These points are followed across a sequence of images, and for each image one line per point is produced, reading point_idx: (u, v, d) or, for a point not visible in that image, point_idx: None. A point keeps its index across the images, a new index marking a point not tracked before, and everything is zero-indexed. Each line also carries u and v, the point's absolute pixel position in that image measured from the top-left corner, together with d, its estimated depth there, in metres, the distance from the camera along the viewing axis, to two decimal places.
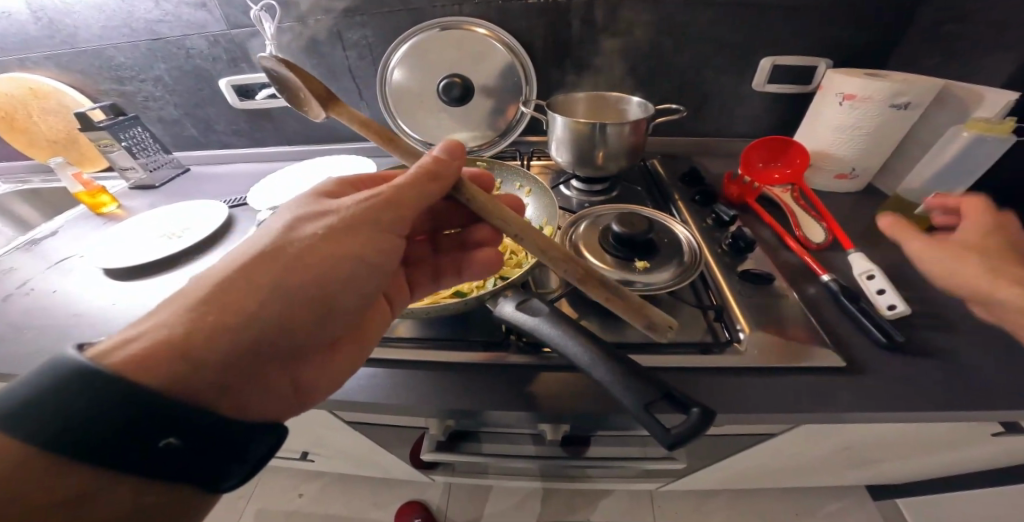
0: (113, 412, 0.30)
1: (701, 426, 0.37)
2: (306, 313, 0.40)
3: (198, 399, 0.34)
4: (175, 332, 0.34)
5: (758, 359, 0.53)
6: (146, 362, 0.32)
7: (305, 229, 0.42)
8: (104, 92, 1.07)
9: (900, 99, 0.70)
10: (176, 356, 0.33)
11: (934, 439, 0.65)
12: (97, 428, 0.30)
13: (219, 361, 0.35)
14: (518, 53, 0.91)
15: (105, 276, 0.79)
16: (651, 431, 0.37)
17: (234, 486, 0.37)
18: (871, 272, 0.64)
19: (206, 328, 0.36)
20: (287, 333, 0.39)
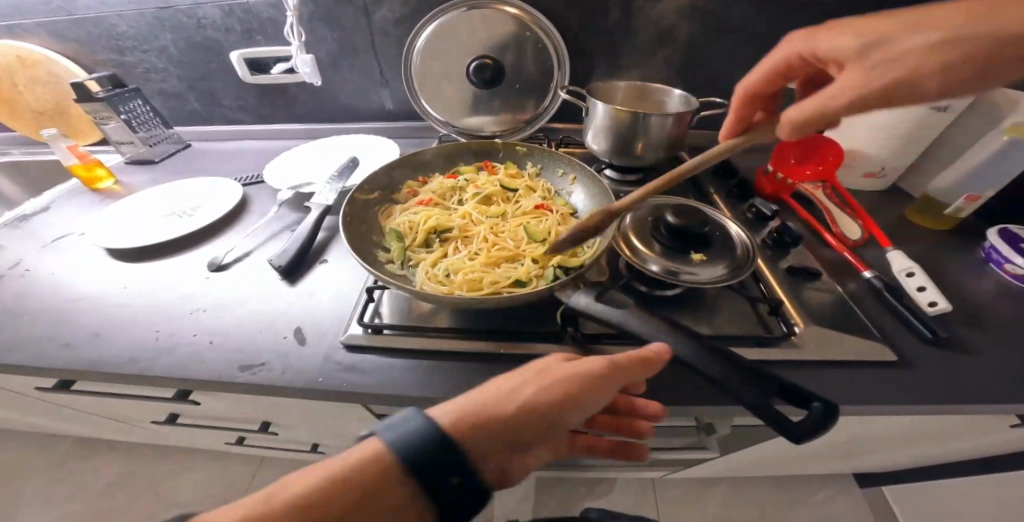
0: (426, 457, 0.29)
1: (828, 420, 0.35)
2: (591, 402, 0.35)
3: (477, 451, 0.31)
4: (463, 410, 0.33)
5: (817, 354, 0.54)
6: (434, 444, 0.30)
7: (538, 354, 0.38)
8: (99, 63, 1.02)
9: (939, 103, 0.72)
10: (469, 429, 0.32)
11: (956, 432, 0.67)
12: (415, 465, 0.29)
13: (494, 438, 0.32)
14: (552, 36, 0.88)
15: (108, 256, 0.73)
16: (776, 430, 0.35)
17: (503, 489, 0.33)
18: (911, 270, 0.66)
19: (495, 401, 0.34)
20: (568, 420, 0.35)
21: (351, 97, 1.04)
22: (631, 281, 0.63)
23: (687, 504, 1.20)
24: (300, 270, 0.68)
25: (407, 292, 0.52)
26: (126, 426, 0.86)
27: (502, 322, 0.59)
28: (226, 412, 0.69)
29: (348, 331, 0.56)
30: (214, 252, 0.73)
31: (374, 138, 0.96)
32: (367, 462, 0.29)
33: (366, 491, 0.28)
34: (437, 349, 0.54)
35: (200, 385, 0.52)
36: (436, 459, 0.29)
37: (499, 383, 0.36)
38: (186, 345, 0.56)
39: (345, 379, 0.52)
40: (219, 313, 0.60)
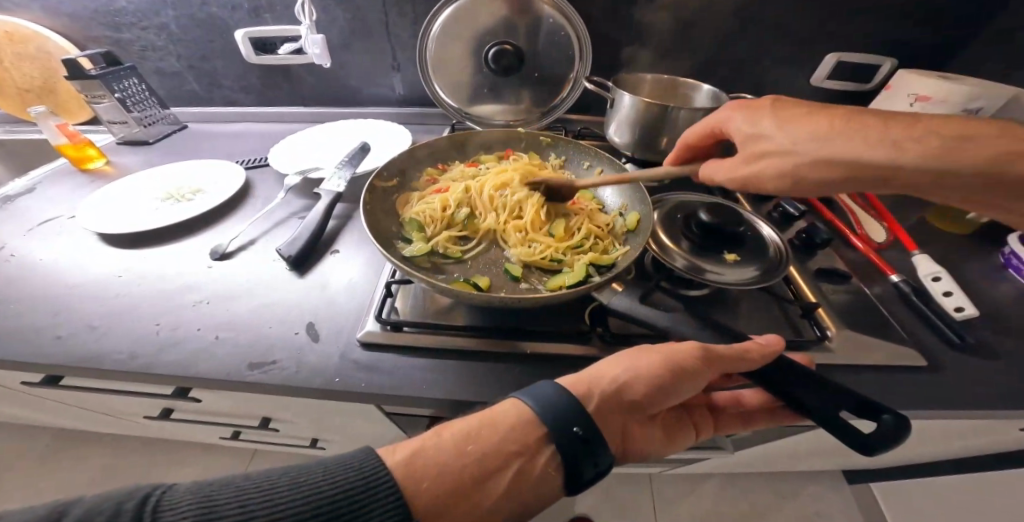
0: (464, 462, 0.32)
1: (899, 433, 0.35)
2: (696, 384, 0.37)
3: (510, 463, 0.33)
4: (582, 378, 0.37)
5: (851, 359, 0.53)
6: (569, 406, 0.34)
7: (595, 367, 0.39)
8: (94, 39, 0.96)
9: (973, 104, 0.71)
10: (504, 435, 0.34)
11: (977, 437, 0.66)
12: (453, 471, 0.32)
13: (524, 448, 0.33)
14: (576, 24, 0.85)
15: (102, 242, 0.68)
16: (840, 438, 0.36)
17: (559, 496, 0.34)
18: (937, 275, 0.64)
19: (606, 375, 0.37)
20: (675, 395, 0.37)
21: (361, 82, 1.00)
22: (660, 281, 0.59)
23: (685, 498, 1.10)
24: (310, 261, 0.64)
25: (432, 285, 0.49)
26: (116, 420, 0.81)
27: (527, 320, 0.56)
28: (227, 407, 0.65)
29: (366, 329, 0.53)
30: (217, 239, 0.69)
31: (383, 123, 0.92)
32: (513, 418, 0.34)
33: (510, 443, 0.33)
34: (462, 347, 0.52)
35: (208, 383, 0.49)
36: (568, 418, 0.34)
37: (606, 360, 0.39)
38: (190, 341, 0.52)
39: (363, 377, 0.49)
40: (225, 305, 0.57)
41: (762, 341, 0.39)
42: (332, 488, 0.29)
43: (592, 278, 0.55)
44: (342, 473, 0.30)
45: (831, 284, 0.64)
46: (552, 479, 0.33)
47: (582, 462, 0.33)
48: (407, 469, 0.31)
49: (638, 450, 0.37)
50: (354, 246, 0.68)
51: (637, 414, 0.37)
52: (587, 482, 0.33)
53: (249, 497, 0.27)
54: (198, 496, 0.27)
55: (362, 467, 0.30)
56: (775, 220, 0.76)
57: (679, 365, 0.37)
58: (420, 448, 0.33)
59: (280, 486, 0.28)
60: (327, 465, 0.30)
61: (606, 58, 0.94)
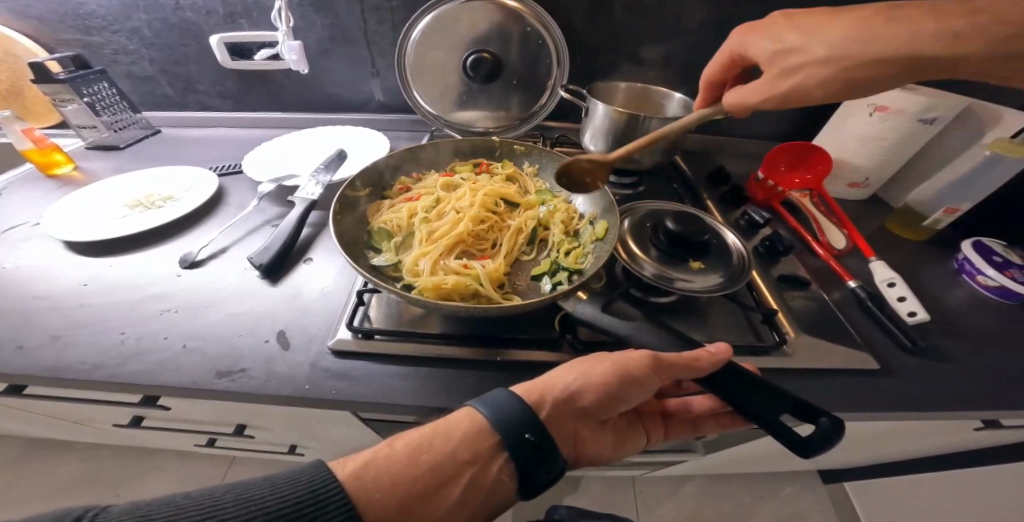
0: (415, 466, 0.33)
1: (834, 436, 0.37)
2: (646, 390, 0.38)
3: (457, 463, 0.33)
4: (536, 385, 0.38)
5: (808, 362, 0.55)
6: (520, 415, 0.35)
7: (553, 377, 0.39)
8: (64, 43, 0.94)
9: (928, 114, 0.75)
10: (457, 440, 0.34)
11: (932, 435, 0.69)
12: (407, 478, 0.32)
13: (474, 451, 0.34)
14: (552, 30, 0.86)
15: (67, 250, 0.67)
16: (778, 438, 0.38)
17: (520, 495, 0.35)
18: (891, 281, 0.67)
19: (559, 382, 0.38)
20: (626, 401, 0.39)
21: (339, 88, 1.00)
22: (628, 289, 0.61)
23: (663, 499, 1.12)
24: (282, 269, 0.64)
25: (402, 295, 0.50)
26: (84, 429, 0.80)
27: (498, 326, 0.57)
28: (199, 417, 0.65)
29: (337, 337, 0.53)
30: (188, 246, 0.68)
31: (359, 128, 0.92)
32: (466, 426, 0.35)
33: (463, 452, 0.34)
34: (430, 355, 0.52)
35: (175, 392, 0.49)
36: (520, 427, 0.34)
37: (561, 368, 0.40)
38: (156, 350, 0.52)
39: (334, 385, 0.49)
40: (194, 314, 0.56)
41: (710, 349, 0.40)
42: (276, 502, 0.29)
43: (561, 287, 0.57)
44: (288, 487, 0.30)
45: (792, 290, 0.67)
46: (505, 484, 0.34)
47: (533, 467, 0.34)
48: (361, 480, 0.31)
49: (591, 452, 0.39)
50: (328, 254, 0.67)
51: (590, 419, 0.39)
52: (540, 485, 0.35)
53: (192, 514, 0.27)
54: (136, 515, 0.27)
55: (308, 481, 0.31)
56: (742, 228, 0.78)
57: (630, 372, 0.38)
58: (374, 459, 0.33)
59: (224, 502, 0.28)
60: (274, 480, 0.30)
61: (583, 67, 0.96)
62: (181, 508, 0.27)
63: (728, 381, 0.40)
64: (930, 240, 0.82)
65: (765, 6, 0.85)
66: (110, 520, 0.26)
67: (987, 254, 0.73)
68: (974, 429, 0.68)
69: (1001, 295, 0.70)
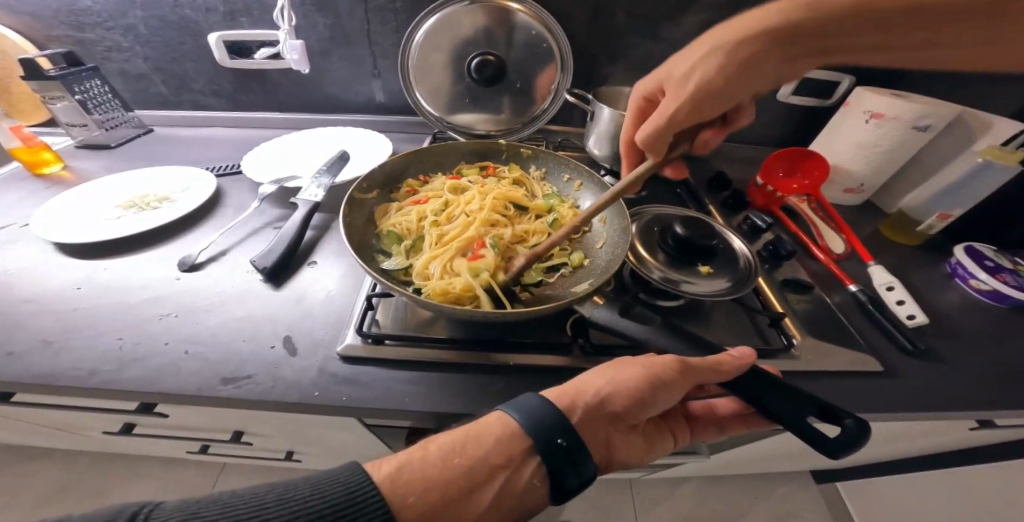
0: (448, 470, 0.32)
1: (861, 436, 0.37)
2: (672, 394, 0.38)
3: (490, 467, 0.33)
4: (565, 390, 0.38)
5: (816, 366, 0.55)
6: (553, 418, 0.35)
7: (580, 382, 0.39)
8: (55, 40, 0.91)
9: (923, 122, 0.77)
10: (489, 443, 0.34)
11: (929, 436, 0.71)
12: (440, 481, 0.32)
13: (507, 454, 0.34)
14: (556, 34, 0.86)
15: (57, 252, 0.65)
16: (813, 443, 0.37)
17: (552, 500, 0.34)
18: (891, 285, 0.69)
19: (589, 387, 0.38)
20: (654, 406, 0.38)
21: (339, 89, 0.99)
22: (638, 294, 0.61)
23: (662, 501, 1.13)
24: (285, 273, 0.63)
25: (412, 299, 0.50)
26: (71, 436, 0.77)
27: (508, 331, 0.57)
28: (196, 423, 0.63)
29: (346, 342, 0.52)
30: (187, 249, 0.66)
31: (360, 130, 0.91)
32: (499, 429, 0.35)
33: (496, 456, 0.33)
34: (440, 360, 0.52)
35: (177, 399, 0.47)
36: (551, 431, 0.34)
37: (587, 374, 0.40)
38: (157, 355, 0.50)
39: (342, 391, 0.48)
40: (194, 319, 0.55)
41: (733, 354, 0.41)
42: (316, 503, 0.29)
43: (572, 292, 0.57)
44: (328, 488, 0.30)
45: (795, 294, 0.68)
46: (537, 490, 0.33)
47: (565, 472, 0.33)
48: (395, 482, 0.31)
49: (622, 457, 0.38)
50: (332, 257, 0.66)
51: (619, 425, 0.38)
52: (571, 491, 0.34)
53: (237, 513, 0.27)
54: (186, 513, 0.27)
55: (348, 481, 0.30)
56: (744, 232, 0.79)
57: (658, 376, 0.38)
58: (407, 462, 0.33)
59: (267, 503, 0.28)
60: (313, 481, 0.30)
61: (586, 71, 0.97)
62: (227, 506, 0.27)
63: (753, 383, 0.40)
64: (924, 245, 0.84)
65: None
66: (160, 518, 0.26)
67: (979, 258, 0.75)
68: (968, 429, 0.69)
69: (994, 298, 0.72)
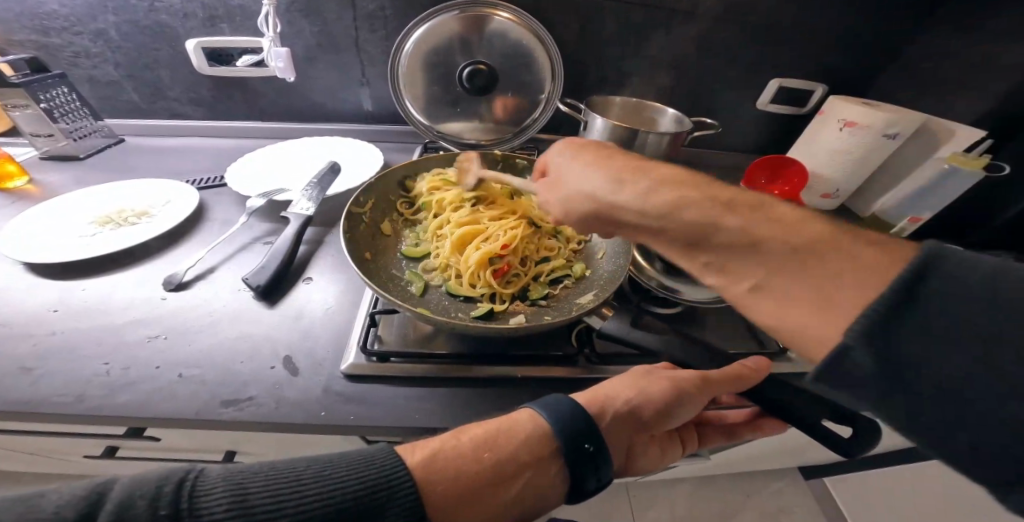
0: (476, 464, 0.32)
1: (872, 435, 0.38)
2: (692, 407, 0.39)
3: (517, 462, 0.33)
4: (596, 395, 0.38)
5: (810, 366, 0.57)
6: (583, 421, 0.34)
7: (609, 389, 0.39)
8: (16, 44, 0.86)
9: (892, 131, 0.81)
10: (519, 439, 0.34)
11: (911, 429, 0.74)
12: (468, 474, 0.31)
13: (534, 452, 0.33)
14: (547, 45, 0.87)
15: (27, 272, 0.61)
16: (827, 443, 0.38)
17: (567, 497, 0.34)
18: None
19: (617, 395, 0.38)
20: (675, 418, 0.39)
21: (325, 97, 0.97)
22: (640, 301, 0.62)
23: (657, 503, 1.14)
24: (279, 290, 0.61)
25: (417, 314, 0.49)
26: (43, 463, 0.72)
27: (512, 345, 0.56)
28: (186, 446, 0.60)
29: (350, 360, 0.51)
30: (172, 266, 0.64)
31: (349, 139, 0.89)
32: (529, 426, 0.34)
33: (526, 451, 0.33)
34: (446, 376, 0.51)
35: (172, 425, 0.45)
36: (581, 434, 0.34)
37: (613, 381, 0.40)
38: (149, 380, 0.48)
39: (349, 411, 0.47)
40: (183, 340, 0.52)
41: (752, 364, 0.40)
42: (355, 483, 0.28)
43: (577, 303, 0.57)
44: (364, 468, 0.29)
45: None
46: (557, 488, 0.34)
47: (585, 474, 0.33)
48: (428, 470, 0.30)
49: (636, 461, 0.38)
50: (328, 272, 0.65)
51: (641, 435, 0.38)
52: (586, 491, 0.34)
53: (279, 488, 0.27)
54: (231, 483, 0.26)
55: (382, 464, 0.30)
56: None
57: (681, 389, 0.39)
58: (440, 449, 0.32)
59: (306, 480, 0.27)
60: (348, 459, 0.29)
61: (575, 80, 0.98)
62: (270, 480, 0.27)
63: (770, 392, 0.41)
64: None
65: (745, 26, 0.90)
66: (206, 484, 0.26)
67: None
68: None
69: None
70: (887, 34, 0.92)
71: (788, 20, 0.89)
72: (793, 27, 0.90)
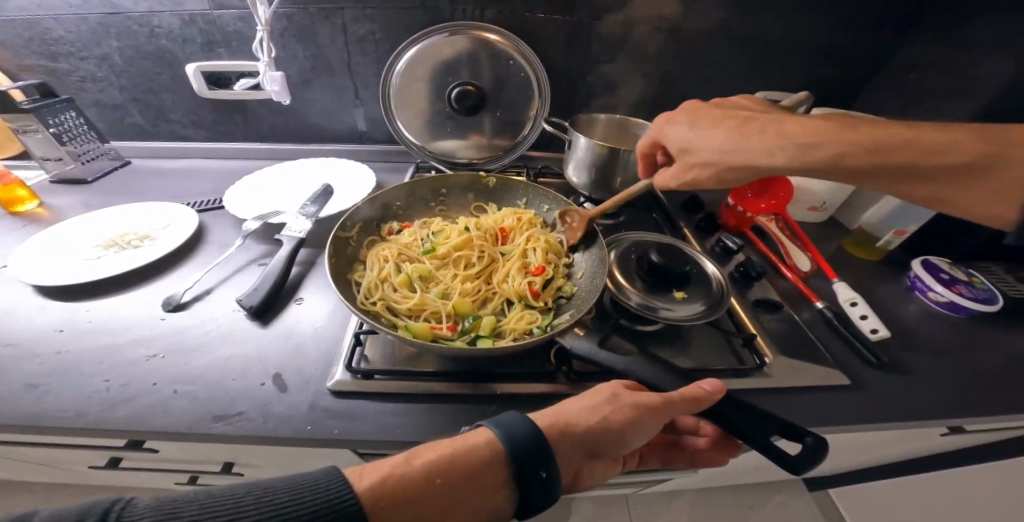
0: (425, 490, 0.32)
1: (821, 454, 0.40)
2: (645, 427, 0.40)
3: (469, 486, 0.33)
4: (555, 417, 0.39)
5: (786, 382, 0.59)
6: (538, 446, 0.35)
7: (568, 410, 0.40)
8: (27, 69, 0.91)
9: None
10: (473, 465, 0.34)
11: (901, 442, 0.74)
12: (419, 500, 0.32)
13: (486, 477, 0.34)
14: (534, 64, 0.90)
15: (35, 293, 0.64)
16: (776, 461, 0.40)
17: (517, 512, 0.36)
18: (854, 300, 0.72)
19: (576, 419, 0.39)
20: (631, 438, 0.40)
21: (320, 118, 1.00)
22: (618, 319, 0.63)
23: (655, 514, 1.14)
24: (272, 310, 0.63)
25: (396, 335, 0.51)
26: (52, 474, 0.75)
27: (494, 365, 0.58)
28: (183, 459, 0.62)
29: (336, 377, 0.53)
30: (172, 287, 0.66)
31: (344, 160, 0.92)
32: (485, 450, 0.35)
33: (479, 476, 0.34)
34: (428, 394, 0.53)
35: (166, 438, 0.47)
36: (535, 459, 0.34)
37: (574, 402, 0.41)
38: (146, 395, 0.50)
39: (334, 425, 0.49)
40: (180, 358, 0.55)
41: (705, 386, 0.42)
42: (296, 508, 0.28)
43: (558, 322, 0.59)
44: (306, 493, 0.29)
45: (766, 313, 0.71)
46: (507, 507, 0.35)
47: (535, 496, 0.34)
48: (379, 496, 0.31)
49: (588, 479, 0.40)
50: (319, 292, 0.67)
51: (596, 455, 0.39)
52: (536, 509, 0.35)
53: (215, 515, 0.27)
54: (163, 513, 0.27)
55: (326, 489, 0.30)
56: (717, 253, 0.83)
57: (636, 413, 0.40)
58: (392, 475, 0.32)
59: (245, 506, 0.28)
60: (293, 485, 0.30)
61: (563, 98, 1.01)
62: (208, 508, 0.27)
63: (727, 413, 0.42)
64: (885, 261, 0.89)
65: (726, 42, 0.92)
66: (133, 516, 0.26)
67: (935, 272, 0.80)
68: (936, 433, 0.74)
69: (950, 309, 0.77)
70: (872, 45, 0.92)
71: (768, 36, 0.91)
72: (779, 39, 0.91)
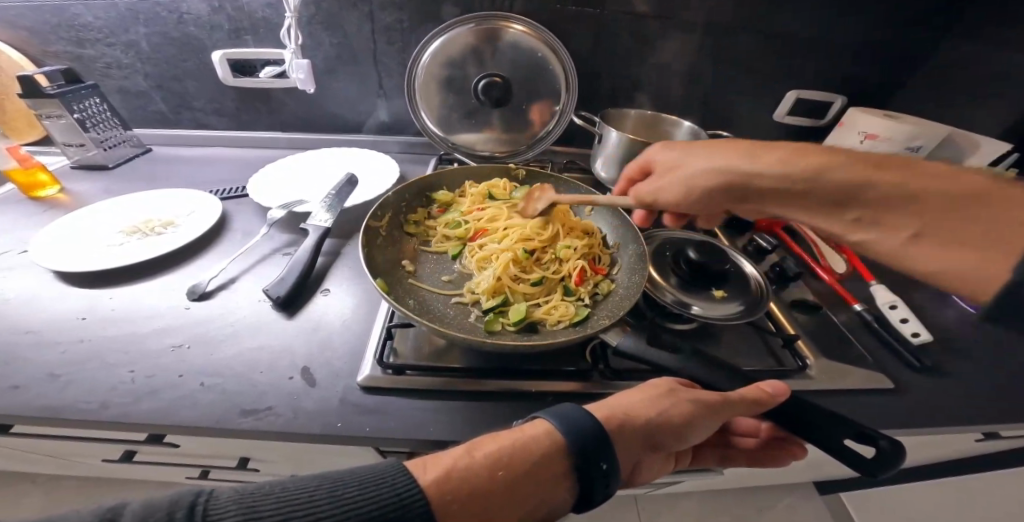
0: (486, 484, 0.30)
1: (896, 457, 0.38)
2: (706, 425, 0.39)
3: (530, 478, 0.31)
4: (613, 411, 0.37)
5: (829, 384, 0.56)
6: (601, 440, 0.33)
7: (625, 403, 0.38)
8: (52, 55, 0.90)
9: (914, 143, 0.79)
10: (533, 457, 0.32)
11: (934, 448, 0.72)
12: (481, 493, 0.30)
13: (546, 470, 0.32)
14: (562, 57, 0.88)
15: (58, 280, 0.63)
16: (844, 461, 0.39)
17: (575, 506, 0.34)
18: (893, 303, 0.70)
19: (635, 413, 0.37)
20: (691, 435, 0.39)
21: (343, 109, 0.99)
22: (653, 317, 0.62)
23: (668, 516, 1.12)
24: (298, 299, 0.62)
25: (432, 329, 0.49)
26: (61, 464, 0.73)
27: (526, 361, 0.56)
28: (202, 452, 0.61)
29: (366, 372, 0.51)
30: (195, 276, 0.65)
31: (367, 151, 0.91)
32: (545, 443, 0.33)
33: (543, 468, 0.32)
34: (457, 390, 0.51)
35: (194, 433, 0.46)
36: (597, 454, 0.33)
37: (630, 396, 0.39)
38: (172, 387, 0.49)
39: (364, 422, 0.47)
40: (206, 349, 0.54)
41: (769, 388, 0.40)
42: (368, 505, 0.27)
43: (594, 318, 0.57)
44: (376, 487, 0.28)
45: (802, 315, 0.69)
46: (567, 502, 0.33)
47: (596, 489, 0.33)
48: (441, 488, 0.29)
49: (645, 475, 0.38)
50: (345, 283, 0.66)
51: (653, 451, 0.38)
52: (596, 503, 0.33)
53: (290, 509, 0.26)
54: (243, 505, 0.25)
55: (394, 483, 0.28)
56: (750, 253, 0.81)
57: (697, 410, 0.38)
58: (453, 467, 0.30)
59: (319, 497, 0.27)
60: (361, 477, 0.28)
61: (590, 92, 0.99)
62: (284, 502, 0.26)
63: (788, 411, 0.41)
64: None
65: (762, 38, 0.90)
66: (219, 511, 0.24)
67: None
68: (972, 438, 0.71)
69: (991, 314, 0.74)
70: (914, 43, 0.89)
71: (805, 31, 0.88)
72: (807, 38, 0.89)
